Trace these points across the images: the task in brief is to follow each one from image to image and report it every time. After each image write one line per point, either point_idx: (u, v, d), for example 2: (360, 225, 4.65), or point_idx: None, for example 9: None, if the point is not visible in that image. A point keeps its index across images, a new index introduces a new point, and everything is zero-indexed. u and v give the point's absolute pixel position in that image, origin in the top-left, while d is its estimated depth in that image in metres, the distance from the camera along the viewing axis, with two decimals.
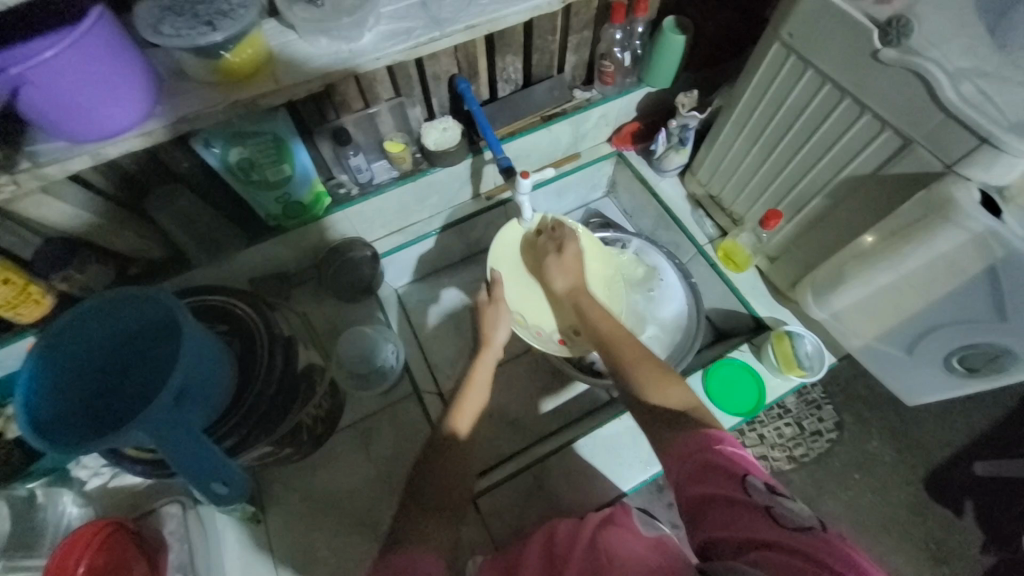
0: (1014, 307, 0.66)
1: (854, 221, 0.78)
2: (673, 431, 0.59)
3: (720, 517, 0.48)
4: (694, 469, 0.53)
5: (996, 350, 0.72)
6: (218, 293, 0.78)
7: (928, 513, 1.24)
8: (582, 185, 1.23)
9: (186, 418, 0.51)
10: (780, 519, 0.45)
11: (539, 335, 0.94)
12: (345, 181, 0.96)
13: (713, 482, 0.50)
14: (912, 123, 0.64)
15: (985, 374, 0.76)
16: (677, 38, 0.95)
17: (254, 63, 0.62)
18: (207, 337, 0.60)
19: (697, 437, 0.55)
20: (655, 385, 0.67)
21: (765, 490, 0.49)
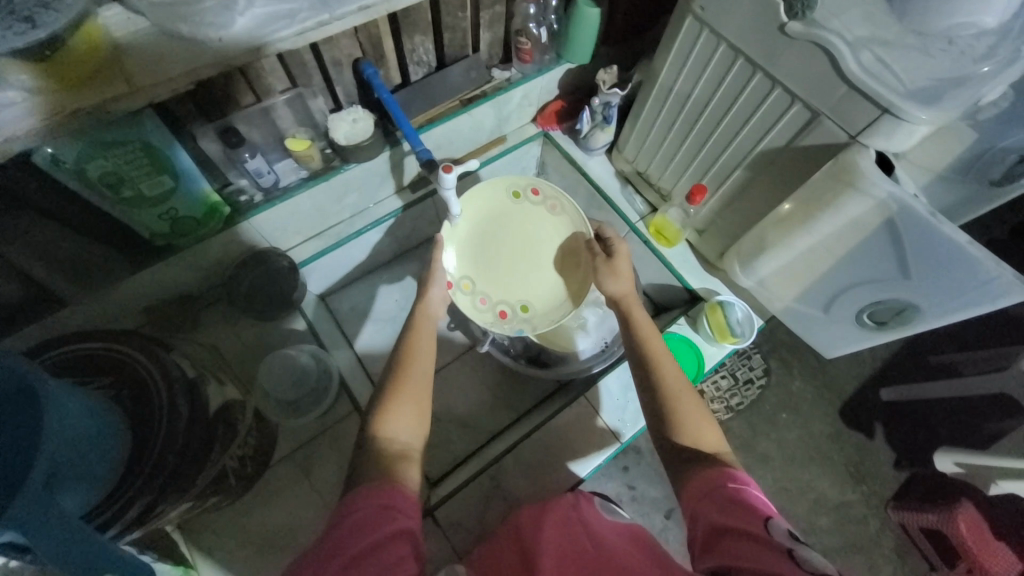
0: (914, 264, 0.71)
1: (772, 192, 0.81)
2: (694, 469, 0.60)
3: (735, 547, 0.49)
4: (718, 504, 0.54)
5: (901, 305, 0.77)
6: (96, 338, 0.67)
7: (845, 439, 1.38)
8: (512, 169, 1.19)
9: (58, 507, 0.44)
10: (801, 562, 0.45)
11: (480, 302, 0.91)
12: (246, 186, 0.83)
13: (734, 517, 0.52)
14: (819, 97, 0.66)
15: (892, 327, 0.82)
16: (592, 12, 0.91)
17: (95, 58, 0.51)
18: (68, 389, 0.51)
19: (722, 477, 0.57)
20: (693, 425, 0.66)
21: (787, 537, 0.49)
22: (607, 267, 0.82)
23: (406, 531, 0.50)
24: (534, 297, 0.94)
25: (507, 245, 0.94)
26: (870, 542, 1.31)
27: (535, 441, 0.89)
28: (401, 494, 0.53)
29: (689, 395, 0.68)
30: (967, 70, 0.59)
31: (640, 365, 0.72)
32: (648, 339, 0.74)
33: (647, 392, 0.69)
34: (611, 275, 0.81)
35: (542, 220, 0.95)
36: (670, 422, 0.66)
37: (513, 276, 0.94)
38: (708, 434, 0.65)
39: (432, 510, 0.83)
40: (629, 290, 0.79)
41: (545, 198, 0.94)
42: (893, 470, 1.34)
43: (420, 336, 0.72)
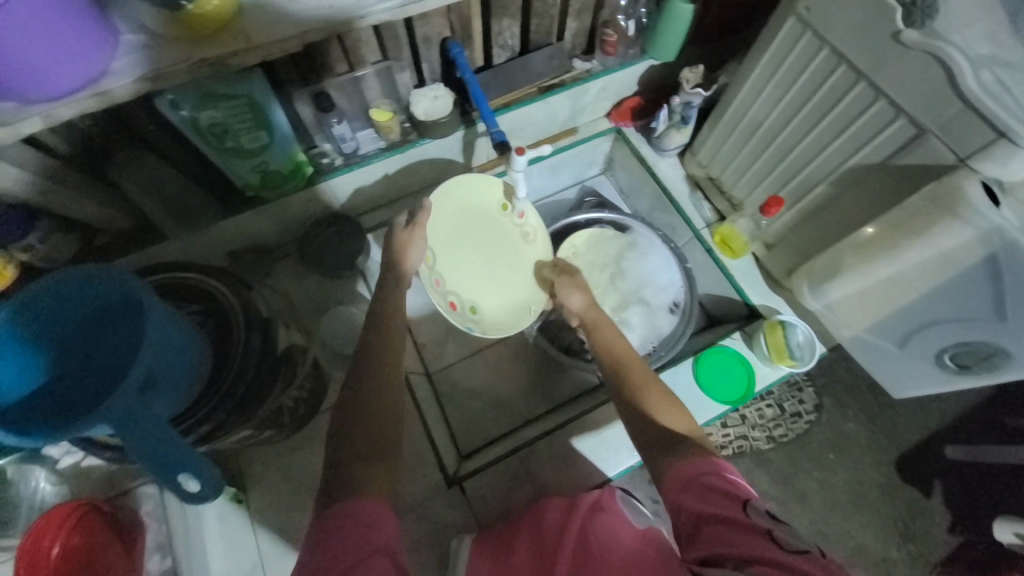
0: (1015, 307, 0.65)
1: (857, 212, 0.76)
2: (668, 455, 0.58)
3: (717, 535, 0.50)
4: (693, 490, 0.54)
5: (990, 349, 0.72)
6: (189, 270, 0.74)
7: (897, 492, 1.28)
8: (578, 162, 1.19)
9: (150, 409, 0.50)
10: (781, 541, 0.47)
11: (436, 286, 0.91)
12: (329, 151, 0.90)
13: (714, 502, 0.52)
14: (928, 112, 0.61)
15: (975, 372, 0.77)
16: (685, 7, 0.89)
17: (221, 15, 0.55)
18: (170, 311, 0.57)
19: (691, 461, 0.56)
20: (661, 410, 0.65)
21: (765, 515, 0.51)
22: (570, 281, 0.87)
23: (383, 550, 0.48)
24: (487, 300, 0.95)
25: (476, 247, 0.95)
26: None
27: (568, 432, 0.89)
28: (381, 509, 0.51)
29: (655, 385, 0.68)
30: None
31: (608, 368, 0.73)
32: (610, 343, 0.76)
33: (617, 390, 0.70)
34: (573, 287, 0.86)
35: (517, 241, 0.96)
36: (637, 411, 0.66)
37: (475, 274, 0.95)
38: (677, 419, 0.64)
39: (460, 480, 0.85)
40: (591, 301, 0.84)
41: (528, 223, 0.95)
42: (947, 534, 1.24)
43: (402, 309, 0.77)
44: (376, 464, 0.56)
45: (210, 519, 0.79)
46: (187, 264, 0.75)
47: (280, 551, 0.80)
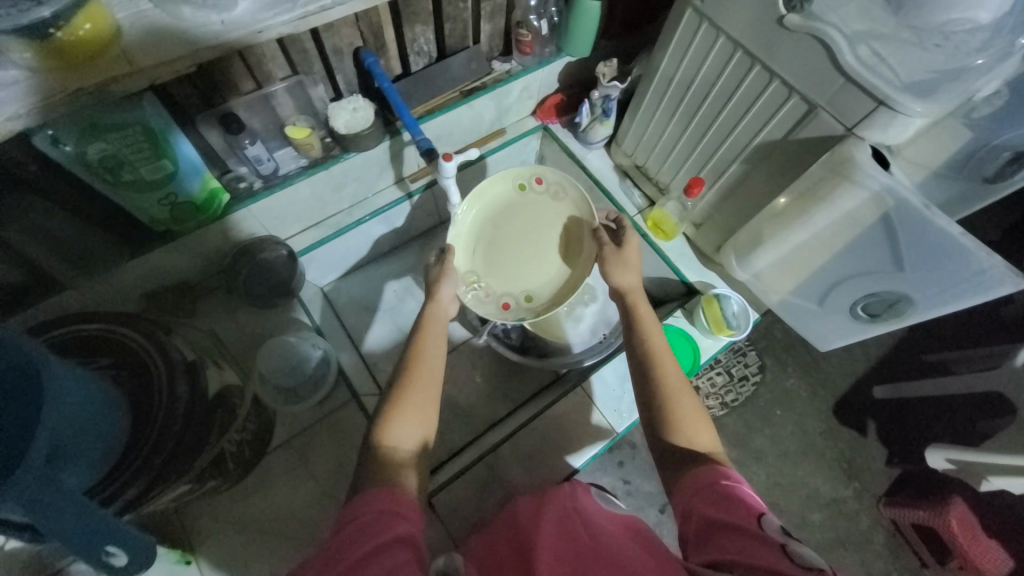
0: (909, 257, 0.72)
1: (769, 185, 0.82)
2: (688, 468, 0.61)
3: (725, 541, 0.50)
4: (707, 495, 0.56)
5: (895, 297, 0.79)
6: (94, 320, 0.67)
7: (838, 436, 1.39)
8: (510, 162, 1.19)
9: (60, 483, 0.44)
10: (793, 555, 0.46)
11: (483, 296, 0.89)
12: (245, 174, 0.84)
13: (727, 512, 0.53)
14: (816, 89, 0.67)
15: (885, 319, 0.83)
16: (592, 4, 0.91)
17: (98, 41, 0.50)
18: (71, 369, 0.51)
19: (713, 473, 0.58)
20: (687, 425, 0.66)
21: (779, 533, 0.50)
22: (614, 258, 0.82)
23: (406, 537, 0.49)
24: (537, 285, 0.91)
25: (511, 236, 0.91)
26: (864, 538, 1.32)
27: (532, 432, 0.90)
28: (408, 498, 0.53)
29: (688, 396, 0.68)
30: (961, 62, 0.60)
31: (642, 360, 0.72)
32: (651, 334, 0.75)
33: (644, 390, 0.70)
34: (619, 266, 0.81)
35: (548, 211, 0.92)
36: (664, 421, 0.67)
37: (516, 266, 0.91)
38: (702, 436, 0.65)
39: (428, 497, 0.83)
40: (634, 283, 0.80)
41: (548, 186, 0.91)
42: (885, 466, 1.36)
43: (426, 347, 0.71)
44: (401, 470, 0.57)
45: None
46: (94, 314, 0.68)
47: None
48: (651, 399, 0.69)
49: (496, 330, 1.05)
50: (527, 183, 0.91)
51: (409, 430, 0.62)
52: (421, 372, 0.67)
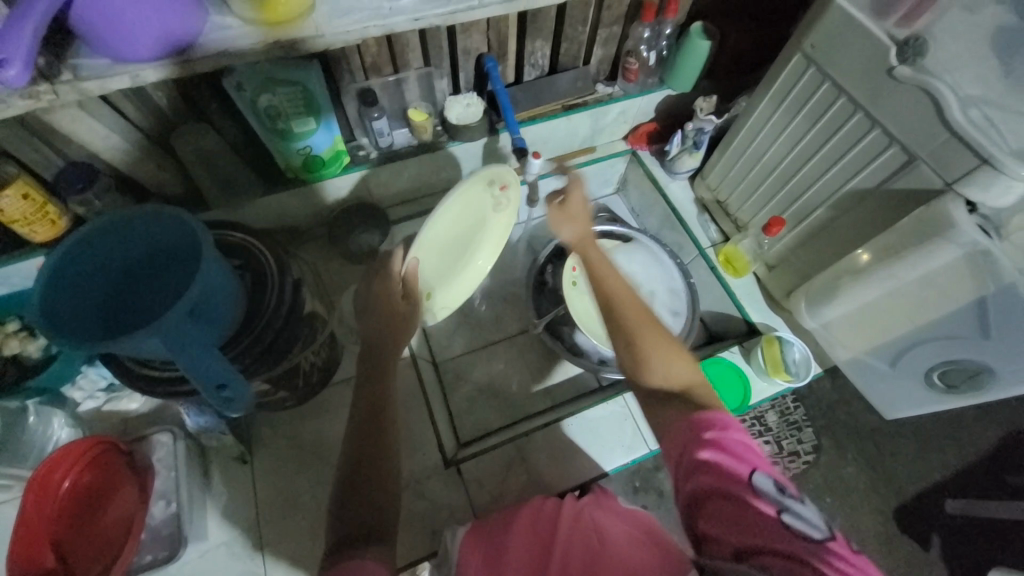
0: (999, 326, 0.69)
1: (854, 234, 0.81)
2: (668, 409, 0.60)
3: (720, 509, 0.48)
4: (692, 466, 0.53)
5: (976, 367, 0.75)
6: (239, 230, 0.79)
7: (895, 544, 1.27)
8: (595, 180, 1.26)
9: (197, 334, 0.56)
10: (790, 523, 0.45)
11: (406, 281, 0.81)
12: (365, 145, 0.98)
13: (719, 475, 0.50)
14: (917, 140, 0.67)
15: (963, 391, 0.80)
16: (702, 43, 0.99)
17: (294, 7, 0.63)
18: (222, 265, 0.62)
19: (691, 422, 0.56)
20: (660, 359, 0.65)
21: (774, 489, 0.48)
22: (560, 211, 0.84)
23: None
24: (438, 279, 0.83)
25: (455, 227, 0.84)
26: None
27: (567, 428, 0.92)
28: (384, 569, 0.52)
29: (658, 333, 0.67)
30: None
31: (602, 301, 0.73)
32: (604, 277, 0.75)
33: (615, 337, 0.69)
34: (565, 220, 0.84)
35: (488, 211, 0.85)
36: (638, 355, 0.66)
37: (445, 258, 0.84)
38: (685, 374, 0.64)
39: (457, 462, 0.88)
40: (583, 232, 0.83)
41: (506, 199, 0.86)
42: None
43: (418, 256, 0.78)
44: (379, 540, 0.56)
45: (214, 477, 0.84)
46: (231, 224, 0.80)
47: (276, 516, 0.82)
48: (620, 332, 0.69)
49: (552, 325, 1.07)
50: (495, 183, 0.84)
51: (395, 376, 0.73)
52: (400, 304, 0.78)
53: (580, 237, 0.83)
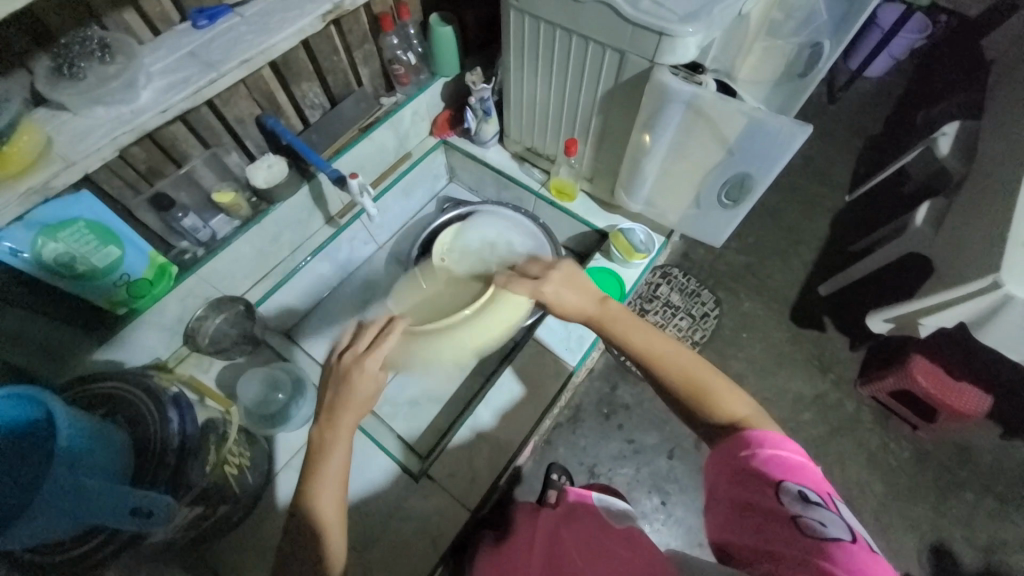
0: (733, 140, 0.88)
1: (623, 123, 0.98)
2: (721, 434, 0.70)
3: (754, 522, 0.59)
4: (737, 479, 0.63)
5: (740, 177, 0.94)
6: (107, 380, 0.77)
7: (791, 351, 2.07)
8: (425, 178, 1.34)
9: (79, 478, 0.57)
10: (805, 527, 0.55)
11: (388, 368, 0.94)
12: (188, 246, 0.96)
13: (750, 491, 0.61)
14: (617, 39, 0.84)
15: (741, 202, 0.98)
16: (445, 29, 1.11)
17: (35, 148, 0.64)
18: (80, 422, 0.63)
19: (729, 443, 0.67)
20: (714, 399, 0.74)
21: (796, 501, 0.58)
22: (559, 277, 0.89)
23: None
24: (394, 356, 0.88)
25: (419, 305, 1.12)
26: (835, 413, 1.94)
27: (500, 390, 1.03)
28: None
29: (706, 369, 0.78)
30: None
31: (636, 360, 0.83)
32: (625, 335, 0.84)
33: (659, 386, 0.80)
34: (559, 283, 0.89)
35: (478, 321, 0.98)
36: (696, 399, 0.75)
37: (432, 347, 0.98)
38: (742, 407, 0.73)
39: (425, 472, 0.95)
40: (591, 304, 0.88)
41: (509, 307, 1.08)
42: (848, 350, 2.05)
43: (351, 410, 0.72)
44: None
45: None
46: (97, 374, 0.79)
47: None
48: (662, 379, 0.79)
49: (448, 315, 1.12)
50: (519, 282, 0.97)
51: (332, 488, 0.68)
52: (343, 439, 0.71)
53: (583, 304, 0.88)
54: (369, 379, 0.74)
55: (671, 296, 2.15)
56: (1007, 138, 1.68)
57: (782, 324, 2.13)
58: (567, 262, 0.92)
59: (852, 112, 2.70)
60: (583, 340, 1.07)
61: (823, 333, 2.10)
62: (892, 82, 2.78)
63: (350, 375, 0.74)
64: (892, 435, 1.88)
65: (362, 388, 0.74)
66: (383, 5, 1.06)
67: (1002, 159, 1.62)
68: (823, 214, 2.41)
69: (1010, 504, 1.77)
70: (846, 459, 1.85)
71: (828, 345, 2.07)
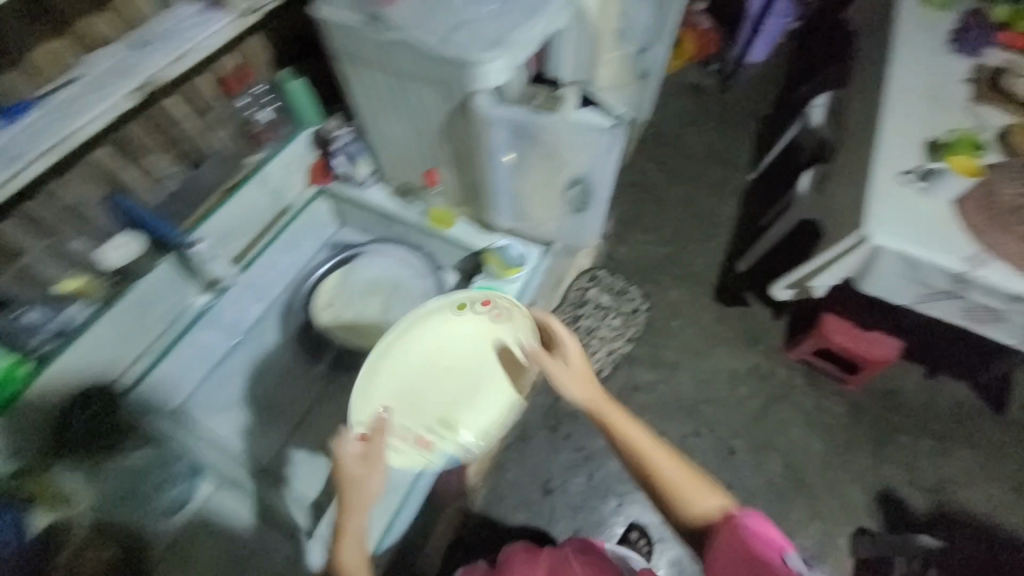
0: (556, 151, 0.94)
1: (465, 151, 1.02)
2: (711, 540, 0.72)
3: None
4: (745, 561, 0.67)
5: (577, 180, 1.00)
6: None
7: (721, 330, 2.13)
8: (311, 228, 1.32)
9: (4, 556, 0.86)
10: None
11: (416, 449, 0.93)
12: (41, 340, 0.93)
13: (757, 557, 0.66)
14: (430, 74, 0.87)
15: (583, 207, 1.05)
16: (294, 81, 1.14)
17: None
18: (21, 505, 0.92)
19: (730, 527, 0.70)
20: (686, 490, 0.76)
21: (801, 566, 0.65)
22: (564, 372, 0.85)
23: None
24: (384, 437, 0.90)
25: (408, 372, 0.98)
26: (770, 382, 2.00)
27: None
28: None
29: (686, 472, 0.78)
30: (504, 30, 0.85)
31: (625, 455, 0.81)
32: (630, 437, 0.81)
33: (644, 476, 0.79)
34: (564, 377, 0.85)
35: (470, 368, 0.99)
36: (676, 504, 0.76)
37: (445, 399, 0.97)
38: (717, 500, 0.76)
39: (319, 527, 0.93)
40: (580, 395, 0.84)
41: (487, 309, 0.97)
42: (772, 319, 2.13)
43: (353, 515, 0.78)
44: None
45: None
46: None
47: None
48: (643, 466, 0.79)
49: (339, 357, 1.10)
50: (468, 304, 0.98)
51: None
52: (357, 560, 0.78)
53: (589, 389, 0.84)
54: (374, 482, 0.79)
55: (601, 297, 2.20)
56: (866, 103, 1.82)
57: (709, 305, 2.20)
58: (564, 329, 0.89)
59: (744, 97, 2.88)
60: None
61: (747, 308, 2.18)
62: (774, 65, 2.98)
63: (345, 489, 0.79)
64: (824, 393, 1.95)
65: (355, 512, 0.78)
66: (222, 69, 1.09)
67: (862, 122, 1.76)
68: (732, 195, 2.53)
69: (943, 438, 1.85)
70: (786, 425, 1.91)
71: (754, 318, 2.15)
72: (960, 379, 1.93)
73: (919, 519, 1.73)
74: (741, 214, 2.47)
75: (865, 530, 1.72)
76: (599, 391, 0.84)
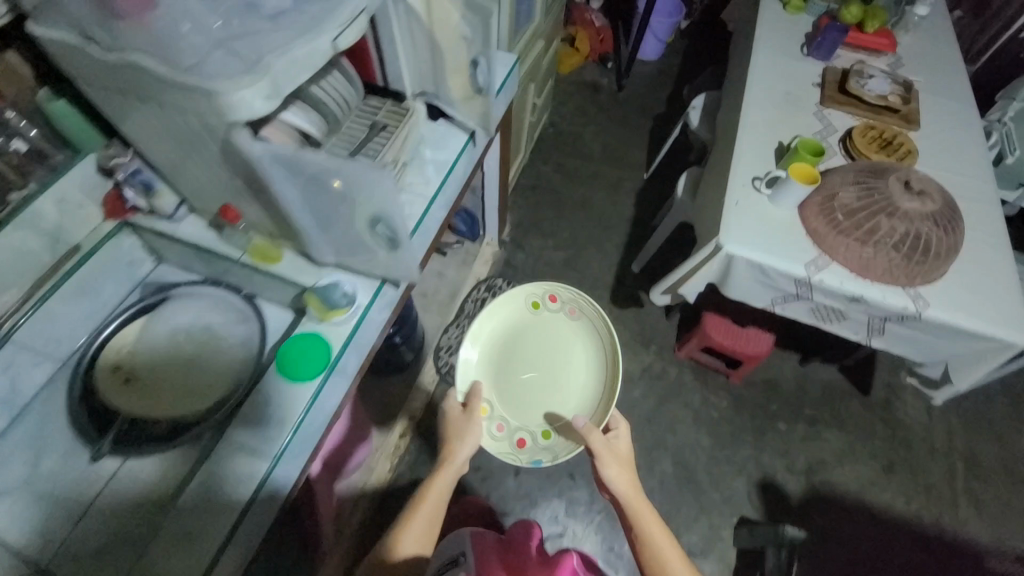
0: (338, 193, 0.80)
1: (254, 184, 0.88)
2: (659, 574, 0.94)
3: None
4: None
5: (377, 223, 0.86)
6: None
7: (616, 332, 2.15)
8: (114, 268, 1.12)
9: None
10: None
11: (499, 432, 1.14)
12: None
13: None
14: (177, 103, 0.74)
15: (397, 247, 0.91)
16: (52, 103, 0.96)
17: None
18: None
19: None
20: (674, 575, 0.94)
21: None
22: (607, 458, 1.03)
23: None
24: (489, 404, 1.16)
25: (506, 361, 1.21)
26: (662, 382, 2.05)
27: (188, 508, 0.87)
28: None
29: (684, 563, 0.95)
30: (259, 52, 0.73)
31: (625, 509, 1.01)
32: (647, 515, 1.00)
33: (642, 545, 0.98)
34: (608, 465, 1.03)
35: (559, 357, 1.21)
36: (653, 560, 0.95)
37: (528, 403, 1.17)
38: None
39: None
40: (610, 471, 1.02)
41: (560, 305, 1.24)
42: (665, 318, 2.18)
43: (446, 476, 1.04)
44: None
45: None
46: None
47: None
48: (644, 542, 0.98)
49: (127, 429, 0.94)
50: (542, 302, 1.25)
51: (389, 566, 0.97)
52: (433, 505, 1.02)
53: (629, 485, 1.02)
54: (465, 450, 1.06)
55: None
56: (731, 105, 1.87)
57: (605, 308, 2.21)
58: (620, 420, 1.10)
59: (638, 95, 2.92)
60: (288, 423, 0.94)
61: (641, 308, 2.21)
62: (667, 63, 3.05)
63: (455, 421, 1.09)
64: (711, 388, 2.02)
65: (464, 437, 1.07)
66: None
67: (727, 125, 1.81)
68: (627, 195, 2.56)
69: (816, 423, 1.97)
70: (677, 423, 1.96)
71: (648, 318, 2.18)
72: (830, 364, 2.07)
73: (795, 504, 1.83)
74: (636, 214, 2.50)
75: (747, 519, 1.79)
76: (636, 491, 1.02)
